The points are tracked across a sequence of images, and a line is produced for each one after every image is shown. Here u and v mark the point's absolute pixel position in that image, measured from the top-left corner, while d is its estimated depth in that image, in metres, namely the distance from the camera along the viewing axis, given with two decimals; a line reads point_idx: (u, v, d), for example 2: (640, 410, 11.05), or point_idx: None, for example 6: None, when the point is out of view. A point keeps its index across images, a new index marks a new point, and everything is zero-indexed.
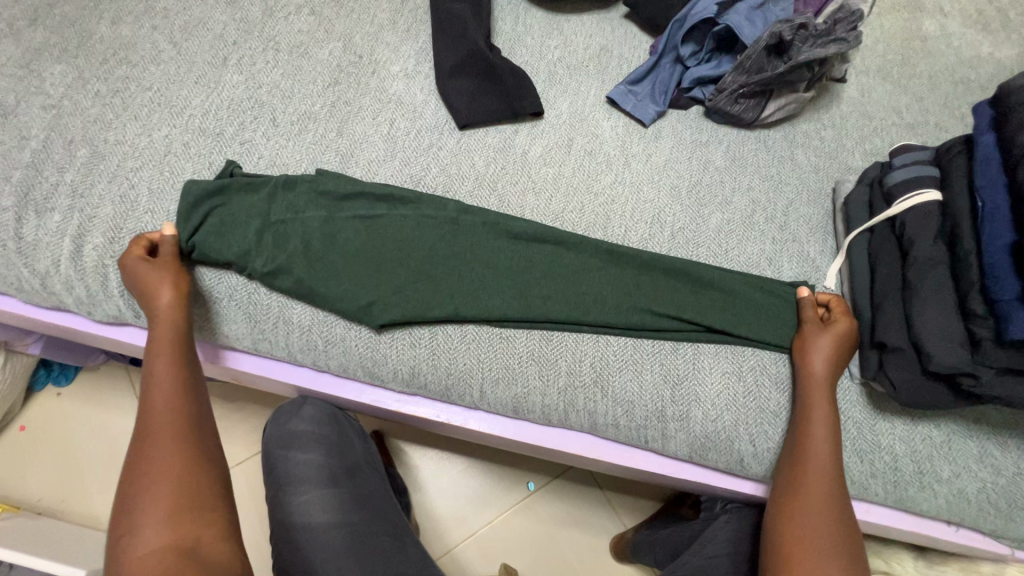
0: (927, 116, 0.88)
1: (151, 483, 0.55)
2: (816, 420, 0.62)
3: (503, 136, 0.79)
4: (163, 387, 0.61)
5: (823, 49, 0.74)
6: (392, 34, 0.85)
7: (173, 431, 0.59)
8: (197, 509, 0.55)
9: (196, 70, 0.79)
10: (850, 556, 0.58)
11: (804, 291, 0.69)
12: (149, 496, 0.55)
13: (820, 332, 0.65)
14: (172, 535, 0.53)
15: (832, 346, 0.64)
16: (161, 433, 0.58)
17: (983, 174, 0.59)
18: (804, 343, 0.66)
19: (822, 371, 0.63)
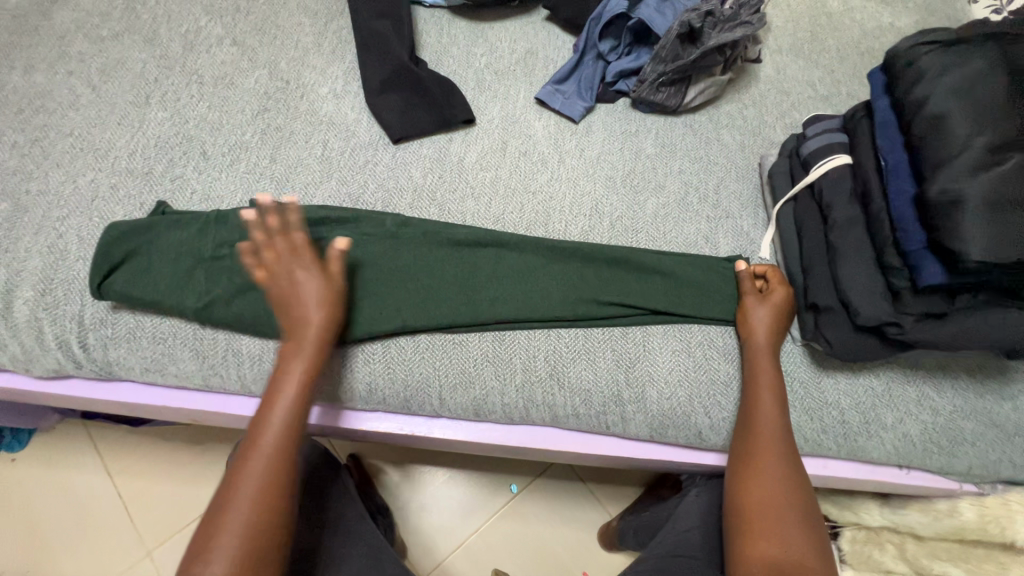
0: (839, 87, 0.93)
1: (236, 508, 0.53)
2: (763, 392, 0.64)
3: (438, 145, 0.80)
4: (280, 414, 0.59)
5: (730, 33, 0.77)
6: (317, 57, 0.86)
7: (268, 455, 0.57)
8: (261, 547, 0.53)
9: (118, 111, 0.78)
10: (808, 520, 0.59)
11: (739, 266, 0.72)
12: (235, 525, 0.52)
13: (758, 304, 0.68)
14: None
15: (769, 318, 0.67)
16: (263, 462, 0.56)
17: (883, 136, 0.63)
18: (744, 318, 0.69)
19: (764, 340, 0.67)
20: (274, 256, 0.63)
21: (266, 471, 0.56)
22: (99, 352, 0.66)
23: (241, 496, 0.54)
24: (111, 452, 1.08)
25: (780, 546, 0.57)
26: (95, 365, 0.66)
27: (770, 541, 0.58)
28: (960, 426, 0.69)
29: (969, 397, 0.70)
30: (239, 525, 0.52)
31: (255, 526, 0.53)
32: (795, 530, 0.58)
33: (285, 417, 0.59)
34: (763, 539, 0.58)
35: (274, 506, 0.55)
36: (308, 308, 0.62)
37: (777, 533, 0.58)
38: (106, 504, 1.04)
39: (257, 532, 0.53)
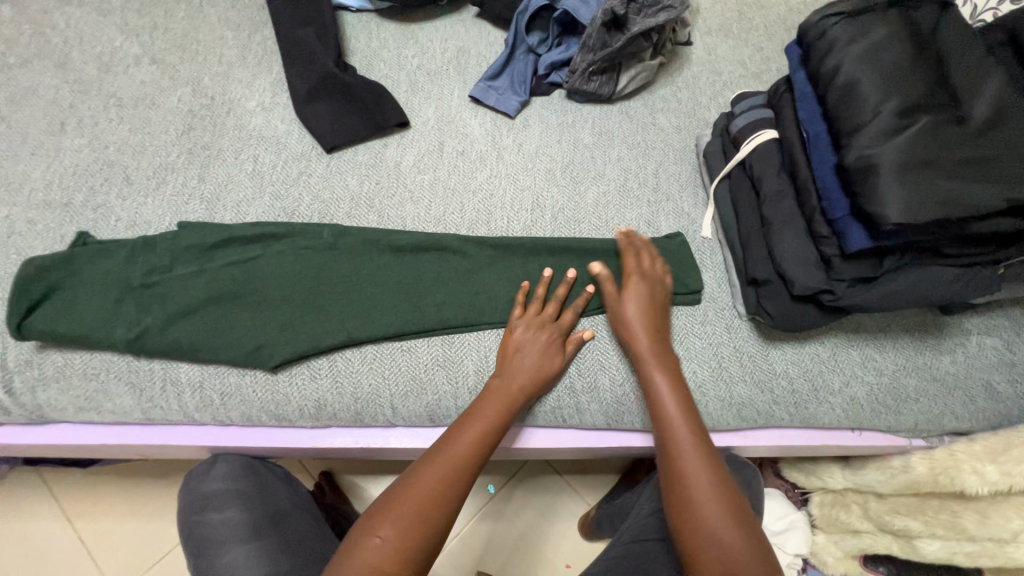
0: (768, 63, 0.94)
1: (372, 535, 0.53)
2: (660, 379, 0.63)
3: (373, 151, 0.79)
4: (465, 439, 0.59)
5: (653, 18, 0.78)
6: (242, 70, 0.83)
7: (453, 478, 0.57)
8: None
9: (32, 141, 0.74)
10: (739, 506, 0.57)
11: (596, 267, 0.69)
12: (369, 555, 0.52)
13: (614, 296, 0.68)
14: None
15: (638, 305, 0.66)
16: (430, 484, 0.56)
17: (803, 109, 0.64)
18: (612, 314, 0.68)
19: (645, 335, 0.65)
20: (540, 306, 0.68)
21: (433, 496, 0.55)
22: (27, 396, 0.63)
23: (403, 519, 0.53)
24: (69, 497, 1.03)
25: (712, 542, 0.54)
26: (25, 409, 0.63)
27: (699, 535, 0.55)
28: (904, 384, 0.71)
29: (909, 354, 0.72)
30: (380, 554, 0.52)
31: (397, 551, 0.52)
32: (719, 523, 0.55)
33: (468, 441, 0.59)
34: (696, 538, 0.55)
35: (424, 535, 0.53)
36: (528, 367, 0.64)
37: (708, 527, 0.55)
38: (65, 550, 1.00)
39: (398, 563, 0.52)
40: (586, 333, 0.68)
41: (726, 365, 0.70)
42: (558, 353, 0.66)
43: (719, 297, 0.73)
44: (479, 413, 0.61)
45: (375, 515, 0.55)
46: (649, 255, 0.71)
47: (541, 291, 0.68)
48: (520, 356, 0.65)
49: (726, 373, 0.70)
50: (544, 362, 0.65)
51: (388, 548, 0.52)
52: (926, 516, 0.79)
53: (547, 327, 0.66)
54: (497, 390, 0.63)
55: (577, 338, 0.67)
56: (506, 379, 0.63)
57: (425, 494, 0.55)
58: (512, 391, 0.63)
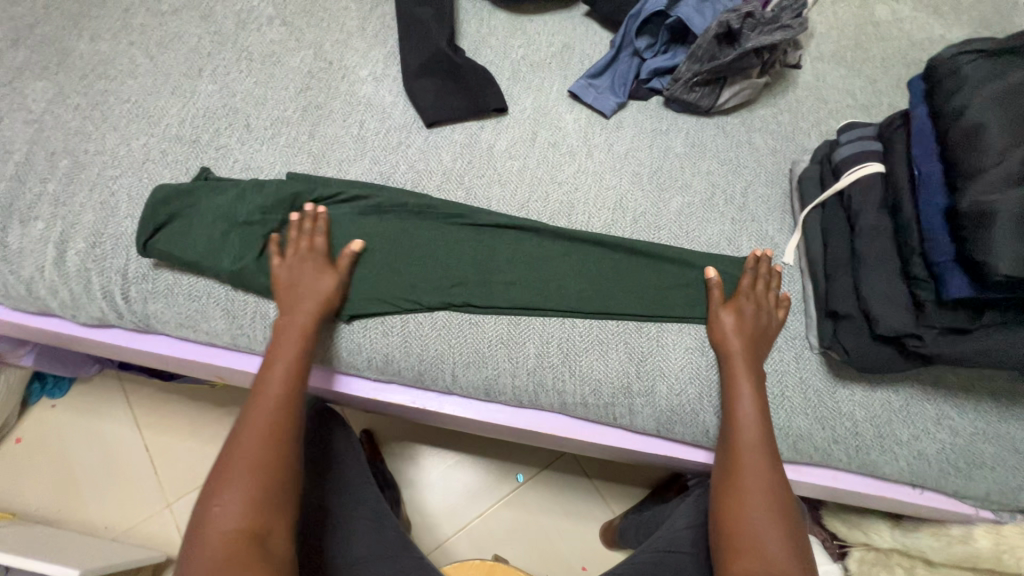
0: (880, 97, 0.91)
1: (213, 504, 0.54)
2: (743, 389, 0.64)
3: (470, 132, 0.82)
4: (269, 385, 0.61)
5: (770, 36, 0.77)
6: (360, 41, 0.89)
7: (258, 428, 0.59)
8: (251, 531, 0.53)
9: (172, 82, 0.82)
10: (791, 524, 0.59)
11: (709, 271, 0.70)
12: (215, 521, 0.53)
13: (718, 305, 0.69)
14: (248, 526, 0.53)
15: (737, 320, 0.67)
16: (243, 439, 0.58)
17: (918, 145, 0.62)
18: (711, 321, 0.69)
19: (739, 349, 0.66)
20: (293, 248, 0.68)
21: (252, 453, 0.57)
22: (139, 305, 0.70)
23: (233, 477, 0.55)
24: (142, 408, 1.14)
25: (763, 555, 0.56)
26: (135, 316, 0.71)
27: (752, 548, 0.57)
28: (980, 449, 0.67)
29: (991, 420, 0.68)
30: (235, 510, 0.53)
31: (241, 508, 0.54)
32: (776, 540, 0.57)
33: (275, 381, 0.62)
34: (750, 547, 0.57)
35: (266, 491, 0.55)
36: (308, 296, 0.66)
37: (759, 538, 0.57)
38: (132, 453, 1.11)
39: (244, 514, 0.54)
40: (355, 246, 0.69)
41: (789, 395, 0.69)
42: (333, 273, 0.68)
43: (792, 325, 0.72)
44: (274, 360, 0.63)
45: (215, 483, 0.55)
46: (768, 281, 0.71)
47: (307, 224, 0.70)
48: (297, 288, 0.66)
49: (787, 403, 0.68)
50: (325, 287, 0.66)
51: (238, 509, 0.54)
52: None
53: (308, 258, 0.68)
54: (287, 328, 0.65)
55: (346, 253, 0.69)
56: (290, 322, 0.65)
57: (246, 461, 0.56)
58: (285, 347, 0.64)
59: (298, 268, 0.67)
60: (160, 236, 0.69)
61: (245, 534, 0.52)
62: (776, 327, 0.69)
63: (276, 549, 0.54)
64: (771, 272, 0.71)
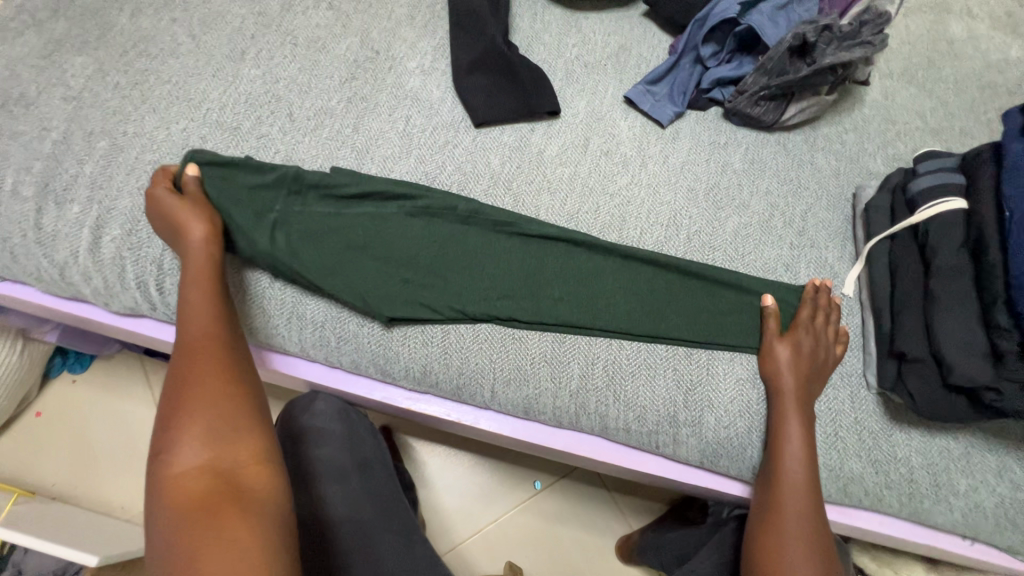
0: (952, 121, 0.86)
1: (163, 454, 0.52)
2: (791, 431, 0.61)
3: (519, 134, 0.79)
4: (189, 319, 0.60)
5: (848, 53, 0.72)
6: (409, 30, 0.85)
7: (189, 362, 0.57)
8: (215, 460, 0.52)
9: (214, 64, 0.79)
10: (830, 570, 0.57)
11: (766, 299, 0.68)
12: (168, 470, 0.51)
13: (774, 337, 0.66)
14: (206, 463, 0.51)
15: (794, 355, 0.64)
16: (178, 383, 0.56)
17: (1011, 184, 0.58)
18: (766, 352, 0.66)
19: (791, 387, 0.62)
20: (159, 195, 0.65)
21: (187, 388, 0.55)
22: (173, 298, 0.68)
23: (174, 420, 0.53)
24: (161, 389, 1.12)
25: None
26: (168, 309, 0.68)
27: None
28: None
29: None
30: (188, 454, 0.51)
31: (191, 449, 0.52)
32: None
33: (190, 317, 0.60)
34: None
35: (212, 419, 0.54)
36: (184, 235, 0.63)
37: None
38: (150, 435, 1.10)
39: (201, 449, 0.52)
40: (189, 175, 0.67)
41: (843, 435, 0.66)
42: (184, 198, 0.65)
43: (849, 362, 0.68)
44: (185, 303, 0.61)
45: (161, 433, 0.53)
46: (827, 314, 0.68)
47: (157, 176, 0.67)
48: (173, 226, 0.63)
49: (840, 444, 0.65)
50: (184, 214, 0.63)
51: (191, 452, 0.52)
52: None
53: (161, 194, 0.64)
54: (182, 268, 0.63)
55: (184, 181, 0.67)
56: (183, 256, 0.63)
57: (189, 403, 0.54)
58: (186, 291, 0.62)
59: (163, 206, 0.64)
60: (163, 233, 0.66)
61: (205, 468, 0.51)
62: (832, 364, 0.66)
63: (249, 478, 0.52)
64: (830, 304, 0.68)
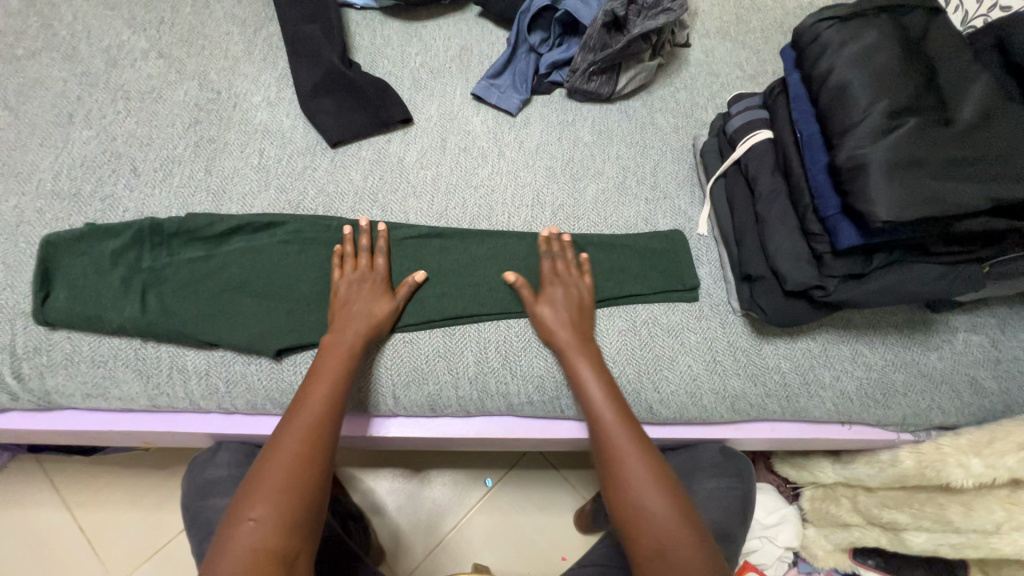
0: (765, 66, 0.96)
1: (246, 519, 0.50)
2: (583, 377, 0.65)
3: (377, 147, 0.80)
4: (318, 395, 0.59)
5: (653, 20, 0.79)
6: (248, 65, 0.85)
7: (317, 435, 0.57)
8: (289, 526, 0.50)
9: (40, 132, 0.75)
10: (673, 491, 0.57)
11: (510, 274, 0.70)
12: (243, 538, 0.49)
13: (531, 304, 0.69)
14: (281, 541, 0.49)
15: (554, 312, 0.68)
16: (288, 450, 0.55)
17: (797, 109, 0.66)
18: (533, 320, 0.69)
19: (569, 339, 0.67)
20: (353, 268, 0.69)
21: (297, 455, 0.55)
22: (35, 381, 0.64)
23: (263, 486, 0.52)
24: (69, 487, 1.04)
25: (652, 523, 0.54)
26: (33, 395, 0.64)
27: (650, 531, 0.54)
28: (892, 378, 0.73)
29: (898, 350, 0.74)
30: (262, 524, 0.49)
31: (275, 524, 0.50)
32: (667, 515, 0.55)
33: (321, 394, 0.60)
34: (646, 533, 0.54)
35: (297, 493, 0.52)
36: (362, 316, 0.65)
37: (642, 511, 0.55)
38: (64, 538, 1.01)
39: (280, 529, 0.50)
40: (382, 264, 0.70)
41: (720, 359, 0.72)
42: (388, 294, 0.68)
43: (714, 294, 0.75)
44: (322, 370, 0.61)
45: (243, 499, 0.52)
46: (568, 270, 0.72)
47: (365, 242, 0.70)
48: (349, 308, 0.66)
49: (719, 367, 0.72)
50: (383, 307, 0.67)
51: (269, 518, 0.50)
52: (913, 509, 0.81)
53: (368, 279, 0.68)
54: (334, 343, 0.64)
55: (376, 248, 0.71)
56: (340, 335, 0.64)
57: (284, 475, 0.53)
58: (328, 362, 0.62)
59: (355, 287, 0.68)
60: (342, 292, 0.67)
61: (275, 552, 0.48)
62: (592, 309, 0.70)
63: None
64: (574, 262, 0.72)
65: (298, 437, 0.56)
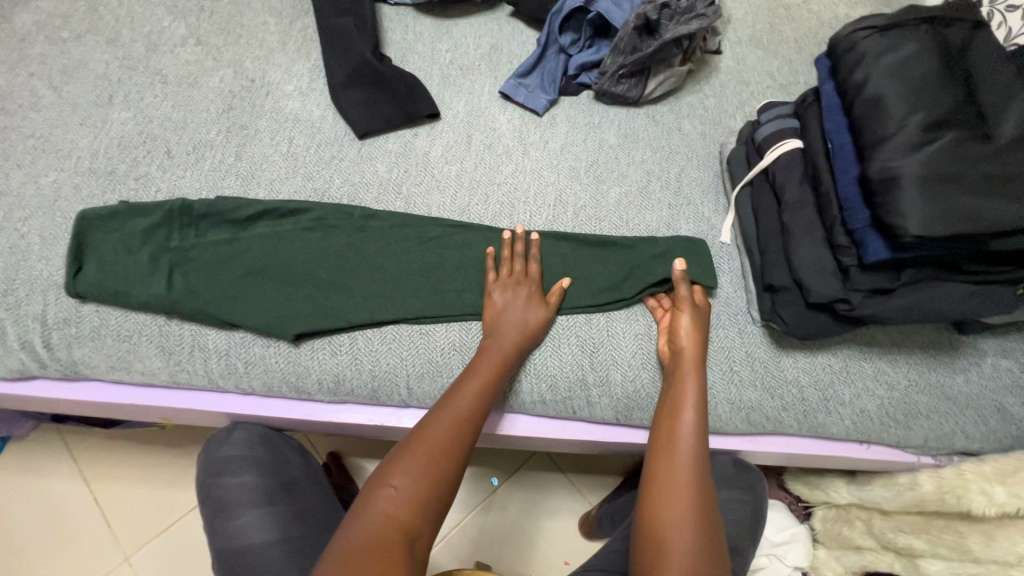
0: (797, 77, 0.94)
1: (384, 485, 0.54)
2: (688, 386, 0.64)
3: (403, 140, 0.81)
4: (466, 392, 0.62)
5: (686, 25, 0.79)
6: (282, 56, 0.86)
7: (460, 429, 0.60)
8: (422, 503, 0.54)
9: (81, 112, 0.78)
10: (712, 526, 0.56)
11: (563, 282, 0.71)
12: (380, 503, 0.53)
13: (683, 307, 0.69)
14: (410, 515, 0.52)
15: (694, 322, 0.67)
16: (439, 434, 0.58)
17: (829, 119, 0.65)
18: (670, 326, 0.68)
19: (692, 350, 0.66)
20: (511, 272, 0.71)
21: (443, 442, 0.58)
22: (63, 352, 0.66)
23: (405, 461, 0.55)
24: (87, 459, 1.07)
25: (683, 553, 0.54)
26: (60, 364, 0.66)
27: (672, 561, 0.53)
28: (915, 400, 0.71)
29: (923, 371, 0.72)
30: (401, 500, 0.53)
31: (409, 499, 0.53)
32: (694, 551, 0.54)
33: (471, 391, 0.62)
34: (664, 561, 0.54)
35: (436, 477, 0.56)
36: (515, 320, 0.67)
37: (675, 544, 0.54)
38: (80, 509, 1.04)
39: (414, 506, 0.53)
40: (534, 273, 0.71)
41: (738, 369, 0.71)
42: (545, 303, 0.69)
43: (734, 302, 0.74)
44: (477, 367, 0.64)
45: (388, 467, 0.56)
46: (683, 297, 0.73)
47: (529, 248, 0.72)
48: (505, 312, 0.68)
49: (737, 377, 0.71)
50: (540, 314, 0.68)
51: (402, 492, 0.54)
52: (930, 535, 0.79)
53: (525, 282, 0.70)
54: (493, 346, 0.66)
55: (521, 253, 0.72)
56: (501, 335, 0.66)
57: (429, 455, 0.56)
58: (484, 360, 0.65)
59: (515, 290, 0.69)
60: (502, 294, 0.69)
61: (403, 526, 0.51)
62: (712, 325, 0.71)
63: (421, 553, 0.52)
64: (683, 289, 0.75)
65: (448, 424, 0.59)
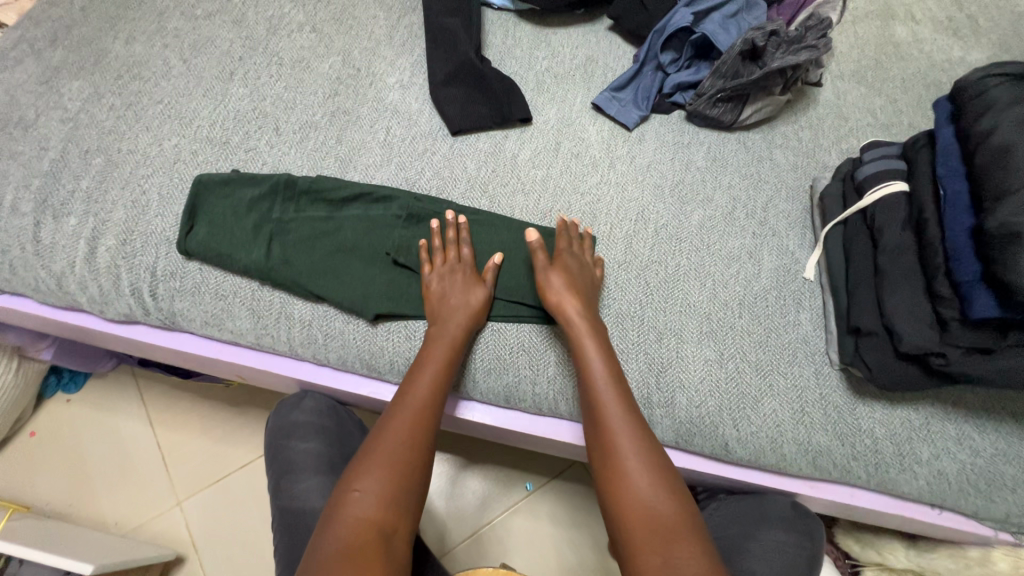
0: (900, 116, 0.90)
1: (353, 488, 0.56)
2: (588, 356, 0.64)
3: (493, 140, 0.84)
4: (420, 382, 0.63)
5: (794, 55, 0.78)
6: (388, 49, 0.90)
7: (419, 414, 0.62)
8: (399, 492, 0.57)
9: (204, 84, 0.84)
10: (669, 475, 0.58)
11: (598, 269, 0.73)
12: (352, 507, 0.55)
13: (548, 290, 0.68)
14: (381, 511, 0.55)
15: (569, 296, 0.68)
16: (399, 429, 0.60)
17: (944, 165, 0.63)
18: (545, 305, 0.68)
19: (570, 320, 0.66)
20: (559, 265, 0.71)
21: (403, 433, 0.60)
22: (166, 302, 0.71)
23: (373, 456, 0.58)
24: (156, 404, 1.14)
25: (648, 513, 0.55)
26: (161, 313, 0.72)
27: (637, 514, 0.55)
28: (1001, 471, 0.67)
29: (1012, 441, 0.68)
30: (373, 494, 0.55)
31: (376, 494, 0.56)
32: (657, 498, 0.56)
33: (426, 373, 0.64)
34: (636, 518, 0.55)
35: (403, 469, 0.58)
36: (461, 308, 0.68)
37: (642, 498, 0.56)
38: (143, 450, 1.11)
39: (386, 497, 0.56)
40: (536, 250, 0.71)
41: (809, 411, 0.69)
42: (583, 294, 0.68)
43: (812, 341, 0.72)
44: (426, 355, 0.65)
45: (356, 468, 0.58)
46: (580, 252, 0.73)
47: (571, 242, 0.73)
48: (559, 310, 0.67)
49: (807, 418, 0.68)
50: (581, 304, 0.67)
51: (370, 486, 0.56)
52: None
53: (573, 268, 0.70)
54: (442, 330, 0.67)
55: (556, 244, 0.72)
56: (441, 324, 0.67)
57: (391, 445, 0.59)
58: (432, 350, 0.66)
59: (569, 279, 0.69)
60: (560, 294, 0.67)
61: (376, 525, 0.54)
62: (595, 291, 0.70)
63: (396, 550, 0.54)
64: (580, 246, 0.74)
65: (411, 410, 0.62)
